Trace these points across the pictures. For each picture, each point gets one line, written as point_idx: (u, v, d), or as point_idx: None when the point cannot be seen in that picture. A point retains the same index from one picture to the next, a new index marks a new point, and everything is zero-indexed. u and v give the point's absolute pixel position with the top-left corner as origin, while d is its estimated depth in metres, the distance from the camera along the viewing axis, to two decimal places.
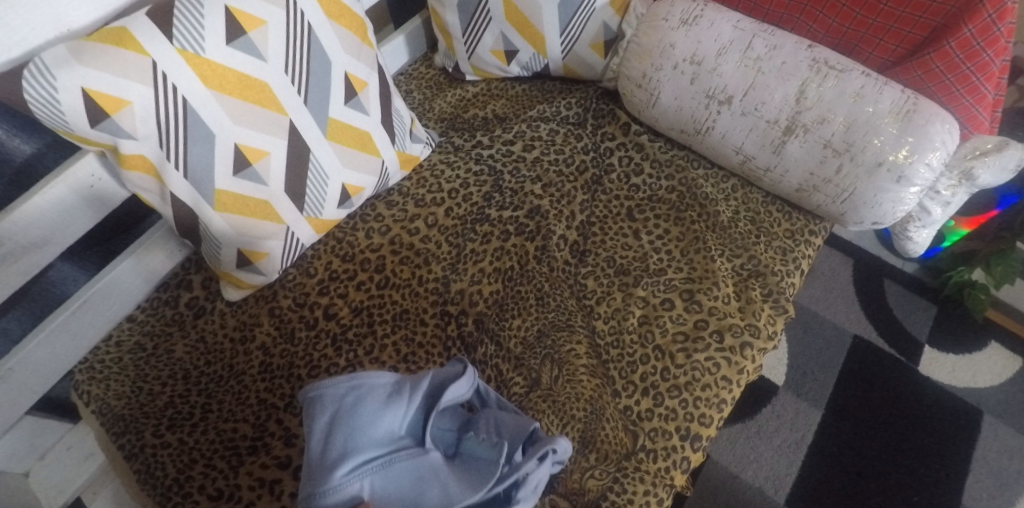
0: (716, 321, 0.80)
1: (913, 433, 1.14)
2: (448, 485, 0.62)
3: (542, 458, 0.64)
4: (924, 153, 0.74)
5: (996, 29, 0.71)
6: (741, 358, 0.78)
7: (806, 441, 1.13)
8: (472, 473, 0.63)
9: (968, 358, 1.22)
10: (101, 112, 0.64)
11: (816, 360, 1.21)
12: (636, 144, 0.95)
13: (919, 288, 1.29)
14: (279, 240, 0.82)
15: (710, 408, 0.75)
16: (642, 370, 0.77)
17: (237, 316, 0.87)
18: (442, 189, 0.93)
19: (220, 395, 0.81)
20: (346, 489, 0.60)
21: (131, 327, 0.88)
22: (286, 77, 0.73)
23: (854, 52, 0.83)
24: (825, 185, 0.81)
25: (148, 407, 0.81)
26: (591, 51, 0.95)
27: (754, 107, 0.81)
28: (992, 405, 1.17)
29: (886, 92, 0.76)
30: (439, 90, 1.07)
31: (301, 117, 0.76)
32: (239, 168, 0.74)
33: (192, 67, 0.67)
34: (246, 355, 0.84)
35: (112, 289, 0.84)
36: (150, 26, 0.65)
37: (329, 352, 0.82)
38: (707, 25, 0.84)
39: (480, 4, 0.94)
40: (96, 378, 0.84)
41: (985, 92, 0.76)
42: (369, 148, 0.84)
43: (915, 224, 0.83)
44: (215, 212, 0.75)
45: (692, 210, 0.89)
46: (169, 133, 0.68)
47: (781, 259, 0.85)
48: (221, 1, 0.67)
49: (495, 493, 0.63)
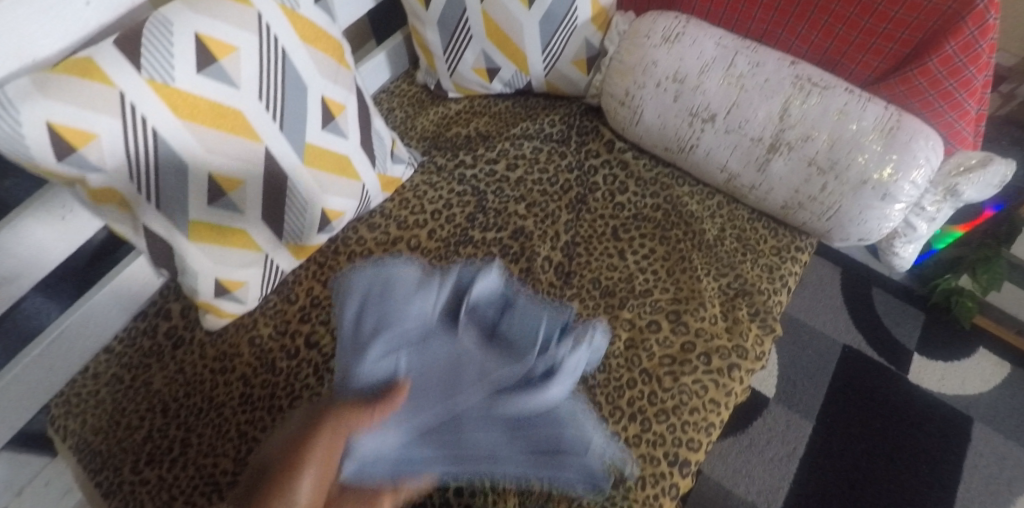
0: (703, 343, 0.79)
1: (903, 443, 1.13)
2: (484, 366, 0.66)
3: (577, 346, 0.70)
4: (908, 171, 0.73)
5: (979, 45, 0.70)
6: (729, 380, 0.77)
7: (798, 454, 1.12)
8: (507, 352, 0.68)
9: (956, 366, 1.21)
10: (68, 146, 0.62)
11: (805, 371, 1.21)
12: (620, 161, 0.94)
13: (907, 296, 1.29)
14: (257, 268, 0.81)
15: (699, 432, 0.74)
16: (629, 394, 0.76)
17: (216, 345, 0.86)
18: (425, 211, 0.91)
19: (200, 428, 0.80)
20: (381, 367, 0.64)
21: (107, 359, 0.87)
22: (261, 103, 0.71)
23: (837, 68, 0.83)
24: (810, 203, 0.80)
25: (126, 442, 0.80)
26: (573, 68, 0.94)
27: (737, 125, 0.80)
28: (981, 414, 1.17)
29: (869, 109, 0.76)
30: (421, 108, 1.05)
31: (277, 142, 0.74)
32: (214, 197, 0.72)
33: (162, 97, 0.65)
34: (226, 386, 0.82)
35: (87, 320, 0.84)
36: (116, 56, 0.63)
37: (312, 382, 0.81)
38: (690, 42, 0.83)
39: (460, 22, 0.93)
40: (73, 412, 0.83)
41: (969, 108, 0.75)
42: (348, 172, 0.83)
43: (901, 239, 0.82)
44: (190, 242, 0.74)
45: (678, 228, 0.88)
46: (140, 164, 0.66)
47: (768, 277, 0.84)
48: (191, 29, 0.66)
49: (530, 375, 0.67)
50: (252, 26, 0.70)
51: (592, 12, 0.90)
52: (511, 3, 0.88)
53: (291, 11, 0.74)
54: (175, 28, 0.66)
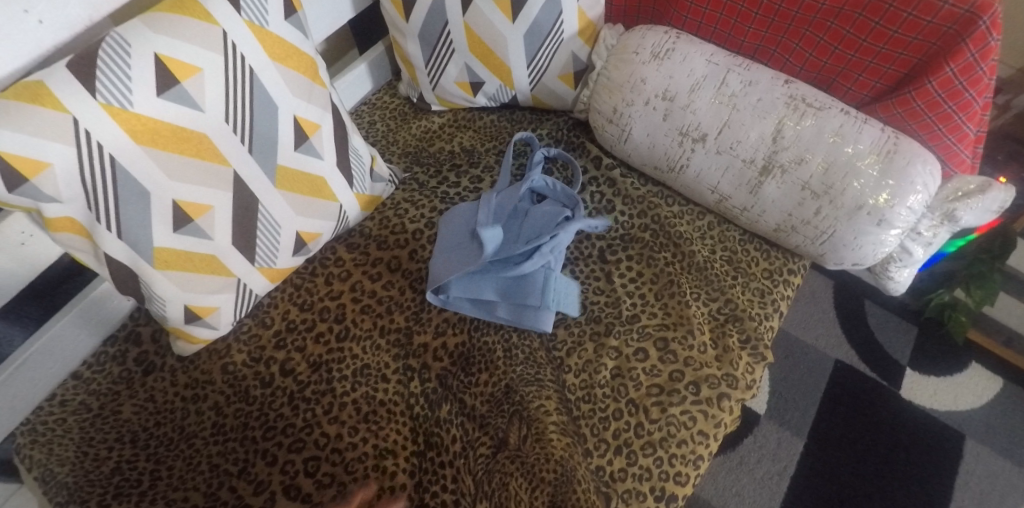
0: (691, 372, 0.76)
1: (896, 460, 1.07)
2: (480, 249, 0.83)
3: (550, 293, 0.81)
4: (906, 196, 0.70)
5: (980, 68, 0.67)
6: (718, 411, 0.74)
7: (789, 473, 1.07)
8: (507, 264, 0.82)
9: (949, 381, 1.15)
10: (19, 176, 0.59)
11: (798, 388, 1.15)
12: (608, 179, 0.91)
13: (901, 310, 1.22)
14: (229, 293, 0.77)
15: (687, 466, 0.72)
16: (615, 427, 0.74)
17: (188, 372, 0.80)
18: (405, 229, 0.88)
19: (171, 460, 0.74)
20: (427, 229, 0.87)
21: (75, 385, 0.79)
22: (227, 126, 0.69)
23: (833, 87, 0.80)
24: (804, 227, 0.77)
25: (94, 474, 0.73)
26: (560, 82, 0.92)
27: (730, 146, 0.77)
28: (974, 430, 1.10)
29: (866, 131, 0.73)
30: (403, 121, 1.03)
31: (246, 167, 0.72)
32: (179, 224, 0.69)
33: (120, 122, 0.63)
34: (198, 416, 0.77)
35: (55, 345, 0.77)
36: (70, 81, 0.61)
37: (285, 412, 0.76)
38: (680, 59, 0.80)
39: (442, 35, 0.90)
40: (39, 441, 0.75)
41: (968, 131, 0.73)
42: (324, 193, 0.80)
43: (895, 264, 0.79)
44: (156, 270, 0.70)
45: (667, 250, 0.85)
46: (96, 194, 0.64)
47: (759, 302, 0.82)
48: (150, 49, 0.64)
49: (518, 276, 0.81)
50: (217, 46, 0.67)
51: (579, 25, 0.88)
52: (494, 16, 0.86)
53: (259, 27, 0.70)
54: (133, 48, 0.63)
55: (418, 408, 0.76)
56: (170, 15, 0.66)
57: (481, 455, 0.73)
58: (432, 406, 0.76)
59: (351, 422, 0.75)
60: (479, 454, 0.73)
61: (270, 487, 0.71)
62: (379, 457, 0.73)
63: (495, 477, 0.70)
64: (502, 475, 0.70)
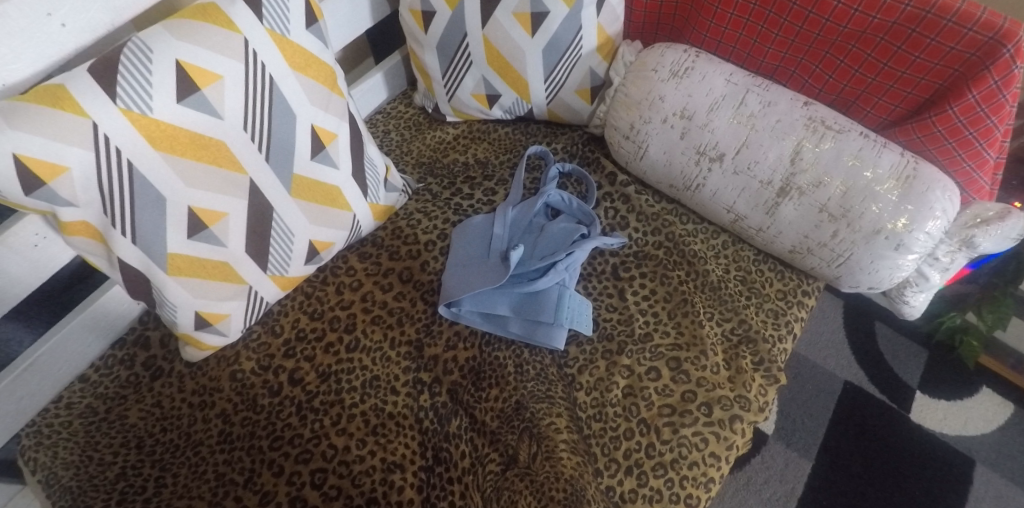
0: (704, 392, 0.75)
1: (905, 484, 1.06)
2: (498, 264, 0.82)
3: (567, 312, 0.80)
4: (924, 222, 0.70)
5: (1002, 96, 0.67)
6: (731, 433, 0.73)
7: (797, 495, 1.05)
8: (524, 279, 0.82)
9: (959, 405, 1.13)
10: (36, 180, 0.59)
11: (806, 409, 1.13)
12: (622, 195, 0.91)
13: (911, 333, 1.20)
14: (240, 300, 0.77)
15: (697, 488, 0.71)
16: (625, 446, 0.73)
17: (196, 378, 0.79)
18: (418, 240, 0.88)
19: (176, 468, 0.73)
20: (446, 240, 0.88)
21: (82, 388, 0.79)
22: (246, 134, 0.69)
23: (851, 109, 0.80)
24: (820, 249, 0.76)
25: (98, 479, 0.72)
26: (576, 97, 0.92)
27: (747, 166, 0.77)
28: (984, 456, 1.08)
29: (885, 155, 0.72)
30: (417, 132, 1.03)
31: (262, 174, 0.72)
32: (193, 230, 0.69)
33: (138, 127, 0.63)
34: (205, 423, 0.76)
35: (64, 348, 0.77)
36: (92, 86, 0.61)
37: (294, 422, 0.75)
38: (699, 77, 0.80)
39: (460, 47, 0.90)
40: (44, 444, 0.74)
41: (988, 157, 0.73)
42: (338, 203, 0.80)
43: (912, 289, 0.79)
44: (168, 276, 0.70)
45: (681, 268, 0.85)
46: (112, 199, 0.63)
47: (772, 323, 0.81)
48: (171, 55, 0.63)
49: (534, 293, 0.81)
50: (237, 53, 0.67)
51: (598, 41, 0.88)
52: (513, 29, 0.86)
53: (280, 35, 0.70)
54: (155, 55, 0.63)
55: (427, 421, 0.76)
56: (192, 22, 0.66)
57: (490, 472, 0.72)
58: (441, 421, 0.76)
59: (360, 435, 0.74)
60: (488, 470, 0.72)
61: (275, 498, 0.70)
62: (386, 471, 0.72)
63: (503, 495, 0.69)
64: (511, 493, 0.69)
